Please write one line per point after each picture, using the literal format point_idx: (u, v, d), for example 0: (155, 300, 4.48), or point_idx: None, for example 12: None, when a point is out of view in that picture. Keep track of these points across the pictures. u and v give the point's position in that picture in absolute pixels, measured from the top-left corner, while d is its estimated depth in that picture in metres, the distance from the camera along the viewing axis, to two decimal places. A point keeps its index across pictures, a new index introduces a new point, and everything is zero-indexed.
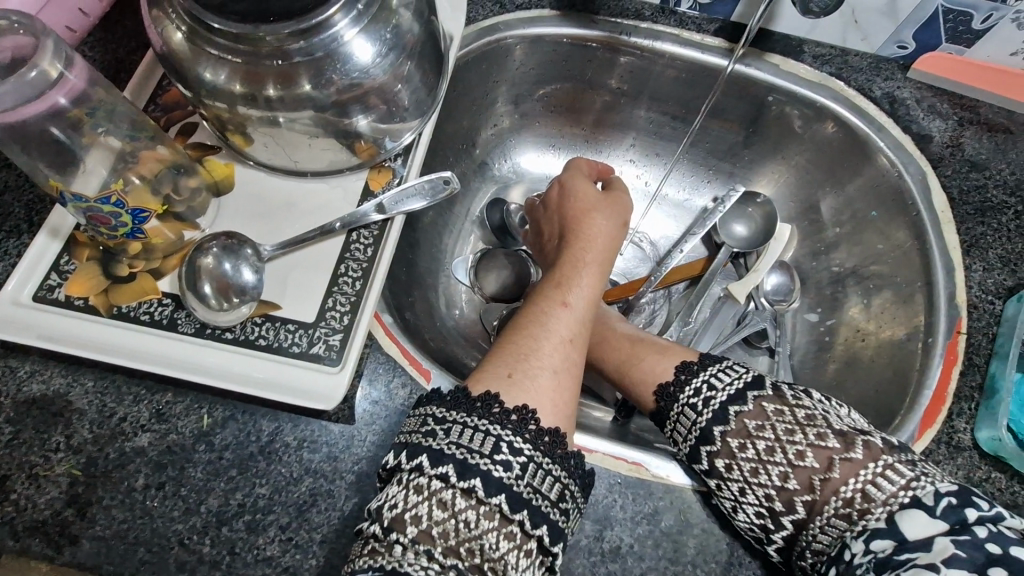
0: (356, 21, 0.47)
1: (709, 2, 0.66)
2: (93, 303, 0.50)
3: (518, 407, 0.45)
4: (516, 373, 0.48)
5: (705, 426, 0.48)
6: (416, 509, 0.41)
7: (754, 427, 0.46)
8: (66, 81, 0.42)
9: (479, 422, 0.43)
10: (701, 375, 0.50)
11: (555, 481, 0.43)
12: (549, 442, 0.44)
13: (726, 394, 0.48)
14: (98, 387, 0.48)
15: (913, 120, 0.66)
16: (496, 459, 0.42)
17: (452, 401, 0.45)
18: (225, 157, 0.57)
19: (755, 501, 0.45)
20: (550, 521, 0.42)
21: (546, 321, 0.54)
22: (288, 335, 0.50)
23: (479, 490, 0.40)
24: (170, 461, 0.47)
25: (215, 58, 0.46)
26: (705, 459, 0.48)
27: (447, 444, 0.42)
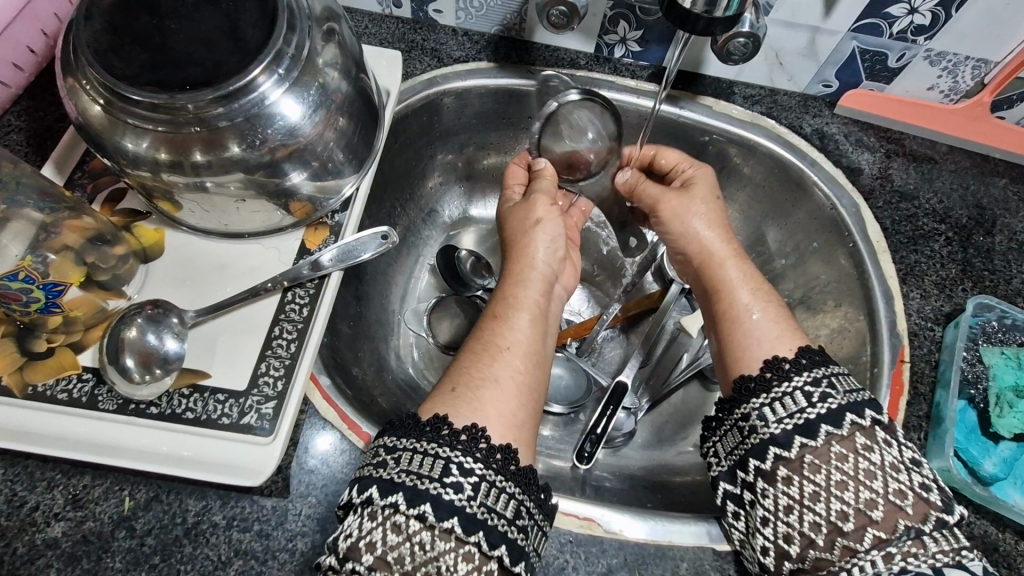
0: (281, 83, 0.47)
1: (640, 49, 0.69)
2: (6, 383, 0.47)
3: (467, 426, 0.43)
4: (462, 387, 0.46)
5: (783, 433, 0.44)
6: (370, 535, 0.39)
7: (837, 455, 0.43)
8: None
9: (428, 447, 0.41)
10: (791, 381, 0.46)
11: (510, 499, 0.41)
12: (501, 459, 0.42)
13: (824, 410, 0.44)
14: (8, 476, 0.45)
15: (842, 154, 0.68)
16: (446, 482, 0.39)
17: (402, 429, 0.43)
18: (155, 222, 0.55)
19: (797, 521, 0.43)
20: (508, 540, 0.40)
21: (487, 337, 0.51)
22: (217, 406, 0.47)
23: (429, 515, 0.38)
24: (85, 552, 0.43)
25: (135, 127, 0.46)
26: (769, 461, 0.44)
27: (397, 473, 0.40)
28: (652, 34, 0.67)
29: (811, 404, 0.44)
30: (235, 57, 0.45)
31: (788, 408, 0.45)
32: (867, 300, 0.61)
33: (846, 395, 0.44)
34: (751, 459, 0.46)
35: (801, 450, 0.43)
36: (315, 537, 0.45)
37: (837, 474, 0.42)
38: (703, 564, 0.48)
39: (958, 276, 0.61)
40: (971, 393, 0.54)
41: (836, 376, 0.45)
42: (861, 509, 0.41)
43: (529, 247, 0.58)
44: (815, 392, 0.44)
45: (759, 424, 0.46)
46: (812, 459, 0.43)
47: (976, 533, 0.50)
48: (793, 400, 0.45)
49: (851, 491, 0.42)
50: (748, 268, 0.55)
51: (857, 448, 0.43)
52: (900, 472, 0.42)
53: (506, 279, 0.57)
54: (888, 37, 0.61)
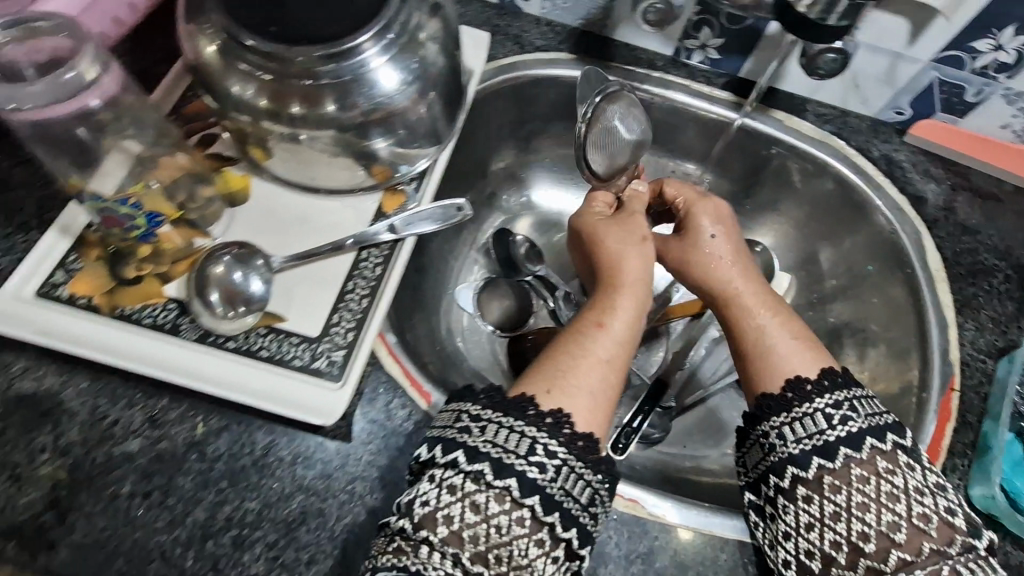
0: (386, 50, 0.49)
1: (719, 57, 0.70)
2: (96, 303, 0.50)
3: (552, 410, 0.44)
4: (556, 388, 0.46)
5: (801, 453, 0.45)
6: (447, 509, 0.40)
7: (860, 477, 0.43)
8: (101, 85, 0.43)
9: (515, 424, 0.42)
10: (816, 401, 0.46)
11: (586, 485, 0.42)
12: (583, 447, 0.43)
13: (843, 432, 0.44)
14: (92, 390, 0.47)
15: (908, 182, 0.69)
16: (532, 460, 0.41)
17: (488, 401, 0.44)
18: (242, 169, 0.58)
19: (818, 539, 0.44)
20: (578, 524, 0.42)
21: (584, 339, 0.50)
22: (291, 348, 0.49)
23: (514, 489, 0.40)
24: (159, 469, 0.46)
25: (245, 73, 0.48)
26: (789, 480, 0.45)
27: (482, 442, 0.41)
28: (734, 44, 0.68)
29: (832, 425, 0.45)
30: (348, 22, 0.48)
31: (806, 429, 0.45)
32: (921, 327, 0.62)
33: (867, 418, 0.45)
34: (772, 474, 0.46)
35: (818, 470, 0.44)
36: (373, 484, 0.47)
37: (858, 496, 0.43)
38: (741, 559, 0.49)
39: (1015, 314, 0.62)
40: (1020, 428, 0.55)
41: (857, 400, 0.46)
42: (882, 531, 0.43)
43: (622, 260, 0.56)
44: (835, 415, 0.45)
45: (777, 443, 0.46)
46: (831, 480, 0.44)
47: (1013, 564, 0.51)
48: (814, 420, 0.46)
49: (873, 513, 0.43)
50: (761, 290, 0.55)
51: (878, 471, 0.44)
52: (925, 495, 0.43)
53: (604, 287, 0.55)
54: (969, 71, 0.62)
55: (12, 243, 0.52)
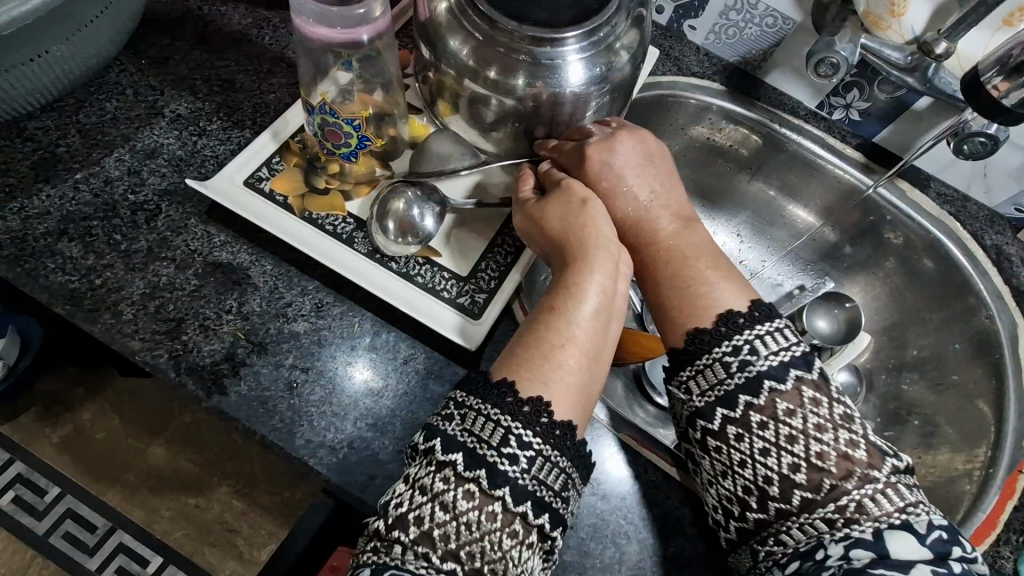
0: (584, 50, 0.57)
1: (859, 119, 0.75)
2: (290, 202, 0.58)
3: (532, 398, 0.46)
4: (535, 368, 0.47)
5: (727, 395, 0.47)
6: (418, 509, 0.42)
7: (783, 413, 0.46)
8: (375, 23, 0.49)
9: (490, 411, 0.44)
10: (746, 335, 0.48)
11: (559, 472, 0.44)
12: (559, 436, 0.45)
13: (749, 374, 0.46)
14: (275, 272, 0.55)
15: (1014, 275, 0.72)
16: (503, 452, 0.43)
17: (470, 386, 0.46)
18: (425, 119, 0.65)
19: (731, 485, 0.47)
20: (550, 509, 0.43)
21: (544, 334, 0.49)
22: (442, 281, 0.56)
23: (482, 481, 0.42)
24: (318, 352, 0.53)
25: (466, 35, 0.56)
26: (709, 425, 0.47)
27: (459, 431, 0.44)
28: (877, 109, 0.73)
29: (738, 370, 0.47)
30: (569, 13, 0.55)
31: (710, 379, 0.48)
32: (999, 409, 0.65)
33: (774, 355, 0.47)
34: (698, 418, 0.48)
35: (745, 409, 0.46)
36: None
37: (761, 442, 0.46)
38: None
39: None
40: None
41: (772, 334, 0.48)
42: (784, 472, 0.45)
43: (580, 232, 0.54)
44: (758, 354, 0.47)
45: (688, 399, 0.49)
46: (741, 427, 0.46)
47: None
48: (719, 368, 0.47)
49: (774, 457, 0.45)
50: (668, 224, 0.56)
51: (780, 413, 0.46)
52: (825, 432, 0.45)
53: (562, 269, 0.54)
54: None
55: (230, 137, 0.62)
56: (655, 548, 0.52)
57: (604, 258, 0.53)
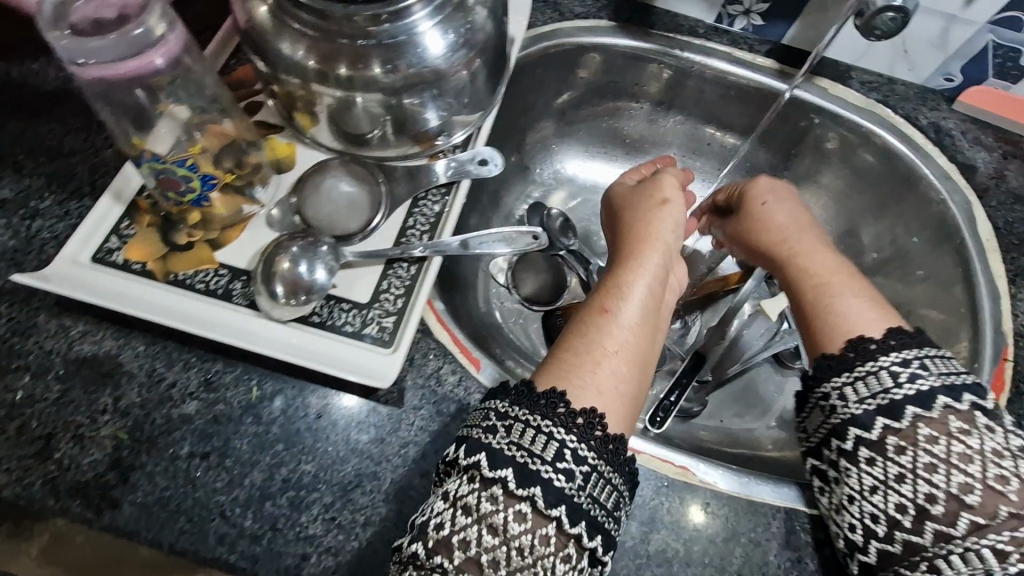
0: (435, 13, 0.49)
1: (763, 24, 0.69)
2: (149, 269, 0.50)
3: (586, 410, 0.44)
4: (576, 376, 0.47)
5: (866, 414, 0.45)
6: (464, 532, 0.40)
7: (926, 436, 0.43)
8: (166, 44, 0.43)
9: (541, 422, 0.42)
10: (891, 354, 0.46)
11: (612, 490, 0.42)
12: (613, 448, 0.43)
13: (910, 391, 0.44)
14: (149, 353, 0.48)
15: (959, 150, 0.67)
16: (558, 468, 0.40)
17: (517, 395, 0.44)
18: (287, 137, 0.57)
19: (858, 513, 0.44)
20: (603, 531, 0.41)
21: (593, 334, 0.50)
22: (342, 315, 0.50)
23: (538, 498, 0.40)
24: (217, 431, 0.46)
25: (295, 32, 0.48)
26: (851, 442, 0.45)
27: (505, 444, 0.41)
28: (779, 9, 0.67)
29: (898, 383, 0.44)
30: None
31: (871, 389, 0.45)
32: (971, 296, 0.61)
33: (939, 376, 0.44)
34: (834, 438, 0.46)
35: (882, 432, 0.44)
36: (426, 447, 0.47)
37: (924, 458, 0.42)
38: (794, 528, 0.48)
39: None
40: None
41: (928, 359, 0.45)
42: (919, 503, 0.42)
43: (650, 230, 0.60)
44: (903, 372, 0.45)
45: (838, 404, 0.46)
46: (897, 441, 0.43)
47: None
48: (881, 377, 0.45)
49: (940, 475, 0.42)
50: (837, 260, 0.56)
51: (950, 431, 0.43)
52: (1003, 459, 0.42)
53: (617, 268, 0.58)
54: None
55: (69, 210, 0.53)
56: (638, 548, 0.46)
57: (660, 257, 0.58)
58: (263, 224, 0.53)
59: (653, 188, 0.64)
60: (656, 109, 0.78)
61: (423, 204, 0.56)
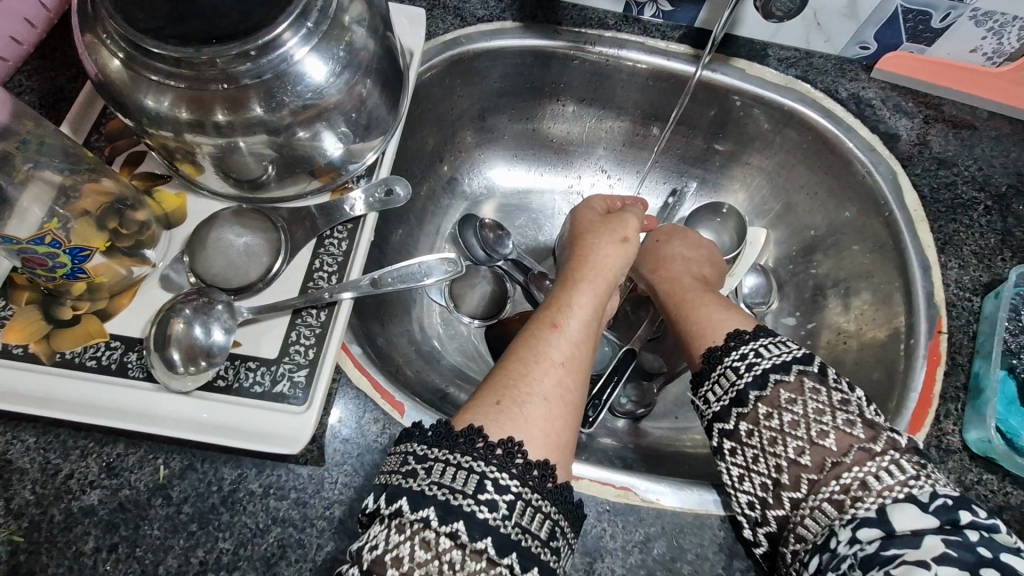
0: (307, 40, 0.44)
1: (672, 10, 0.65)
2: (33, 350, 0.46)
3: (503, 440, 0.40)
4: (506, 401, 0.43)
5: (723, 408, 0.46)
6: (396, 551, 0.35)
7: (767, 412, 0.44)
8: None
9: (462, 459, 0.38)
10: (749, 343, 0.47)
11: (545, 518, 0.38)
12: (538, 476, 0.39)
13: (750, 377, 0.45)
14: (42, 444, 0.45)
15: (880, 120, 0.66)
16: (480, 499, 0.36)
17: (435, 437, 0.39)
18: (176, 187, 0.54)
19: (752, 487, 0.44)
20: (540, 562, 0.37)
21: (538, 345, 0.49)
22: (249, 374, 0.46)
23: (462, 534, 0.35)
24: (123, 520, 0.43)
25: (157, 85, 0.43)
26: (717, 437, 0.46)
27: (427, 485, 0.37)
28: None
29: (740, 375, 0.45)
30: (262, 9, 0.42)
31: (721, 387, 0.46)
32: (902, 268, 0.60)
33: (773, 358, 0.45)
34: (716, 422, 0.46)
35: (738, 420, 0.45)
36: (351, 505, 0.45)
37: (767, 433, 0.43)
38: (740, 534, 0.48)
39: (998, 246, 0.60)
40: (1012, 362, 0.53)
41: (763, 346, 0.46)
42: (793, 458, 0.42)
43: (598, 253, 0.60)
44: (741, 364, 0.46)
45: (701, 406, 0.48)
46: (747, 426, 0.44)
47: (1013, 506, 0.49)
48: (729, 375, 0.46)
49: (781, 445, 0.42)
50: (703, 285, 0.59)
51: (780, 403, 0.43)
52: (824, 415, 0.42)
53: (568, 285, 0.57)
54: None
55: None
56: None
57: (606, 281, 0.57)
58: (156, 286, 0.50)
59: (619, 225, 0.62)
60: (577, 105, 0.76)
61: (329, 243, 0.53)
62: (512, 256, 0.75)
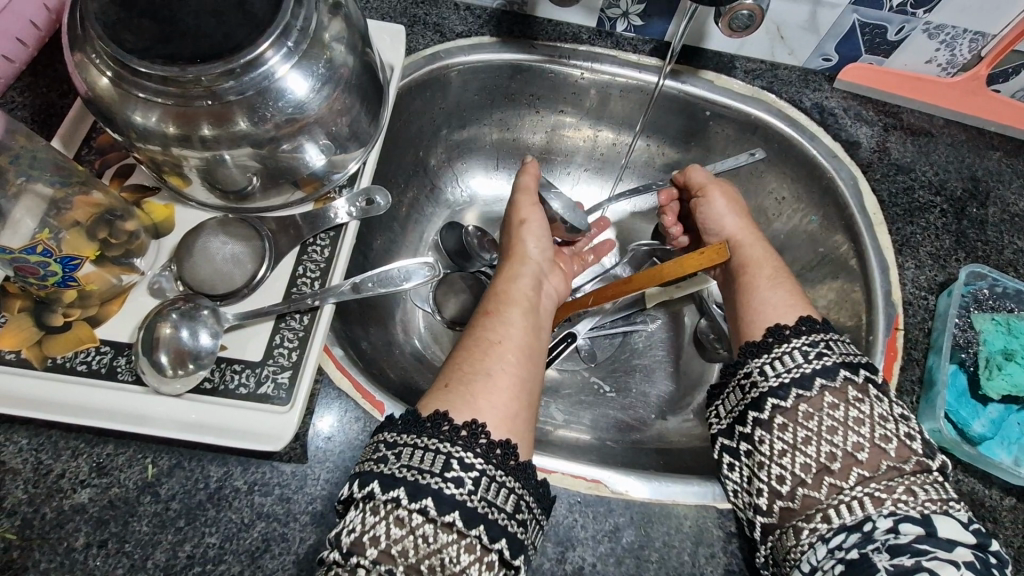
0: (289, 57, 0.47)
1: (643, 24, 0.68)
2: (25, 356, 0.48)
3: (468, 422, 0.44)
4: (453, 384, 0.48)
5: (781, 386, 0.47)
6: (374, 530, 0.40)
7: (830, 403, 0.46)
8: None
9: (429, 442, 0.42)
10: (820, 335, 0.49)
11: (510, 494, 0.42)
12: (500, 454, 0.43)
13: (817, 365, 0.47)
14: (34, 445, 0.46)
15: (841, 128, 0.69)
16: (447, 477, 0.40)
17: (404, 425, 0.44)
18: (164, 198, 0.56)
19: (790, 463, 0.46)
20: (508, 534, 0.41)
21: (481, 335, 0.54)
22: (234, 376, 0.48)
23: (432, 509, 0.39)
24: (113, 516, 0.45)
25: (144, 101, 0.46)
26: (766, 411, 0.47)
27: (398, 468, 0.41)
28: (654, 8, 0.66)
29: (808, 360, 0.47)
30: (244, 31, 0.44)
31: (785, 364, 0.48)
32: (862, 268, 0.63)
33: (840, 354, 0.48)
34: (769, 397, 0.47)
35: (796, 400, 0.47)
36: (334, 500, 0.47)
37: (827, 420, 0.45)
38: (705, 523, 0.50)
39: (952, 247, 0.63)
40: (962, 357, 0.56)
41: (832, 341, 0.49)
42: (848, 450, 0.44)
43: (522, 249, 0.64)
44: (811, 350, 0.48)
45: (759, 378, 0.49)
46: (806, 407, 0.46)
47: (964, 490, 0.53)
48: (793, 358, 0.48)
49: (840, 435, 0.45)
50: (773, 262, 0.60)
51: (848, 398, 0.46)
52: (888, 422, 0.45)
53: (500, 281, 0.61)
54: (888, 10, 0.61)
55: None
56: (556, 569, 0.47)
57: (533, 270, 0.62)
58: (144, 293, 0.52)
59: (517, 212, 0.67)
60: (555, 115, 0.78)
61: (312, 250, 0.55)
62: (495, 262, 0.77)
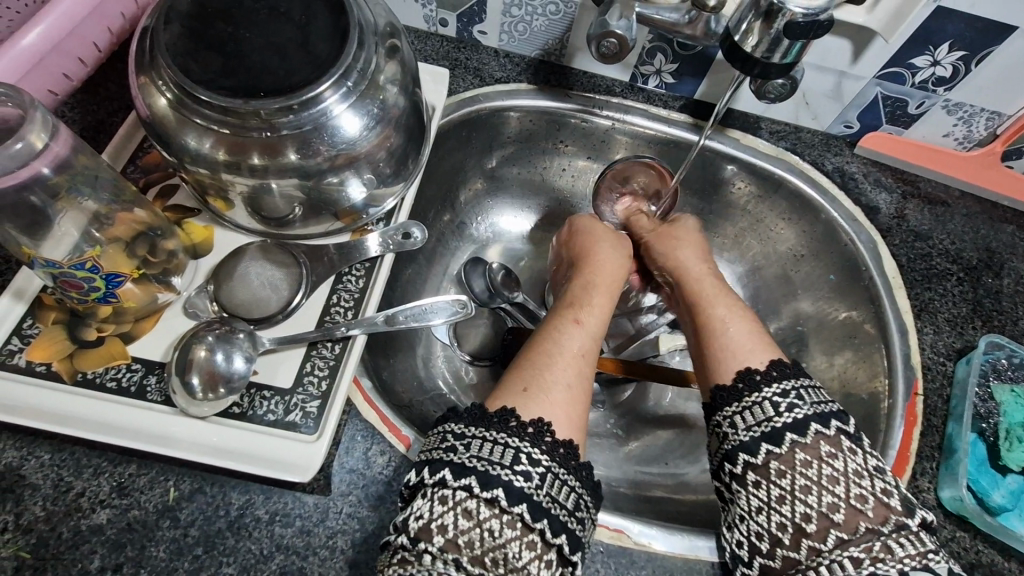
0: (346, 97, 0.48)
1: (674, 82, 0.71)
2: (56, 369, 0.48)
3: (534, 419, 0.46)
4: (532, 388, 0.49)
5: (751, 440, 0.47)
6: (441, 518, 0.41)
7: (800, 461, 0.45)
8: (50, 150, 0.41)
9: (498, 435, 0.44)
10: (791, 382, 0.49)
11: (571, 491, 0.44)
12: (564, 454, 0.45)
13: (790, 419, 0.47)
14: (55, 461, 0.46)
15: (861, 193, 0.71)
16: (517, 470, 0.42)
17: (470, 417, 0.46)
18: (204, 220, 0.57)
19: (766, 521, 0.46)
20: (568, 529, 0.42)
21: (550, 334, 0.55)
22: (264, 402, 0.48)
23: (501, 500, 0.41)
24: (131, 540, 0.44)
25: (200, 128, 0.47)
26: (740, 466, 0.47)
27: (468, 458, 0.42)
28: (687, 68, 0.69)
29: (779, 413, 0.47)
30: (308, 69, 0.46)
31: (757, 417, 0.48)
32: (882, 331, 0.64)
33: (813, 406, 0.47)
34: (740, 452, 0.48)
35: (767, 457, 0.46)
36: (355, 536, 0.47)
37: (801, 479, 0.45)
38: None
39: (968, 314, 0.65)
40: (982, 426, 0.57)
41: (804, 388, 0.48)
42: (823, 511, 0.44)
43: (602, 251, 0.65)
44: (782, 402, 0.48)
45: (731, 432, 0.49)
46: (778, 465, 0.46)
47: (983, 561, 0.53)
48: (765, 409, 0.48)
49: (815, 495, 0.44)
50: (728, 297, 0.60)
51: (821, 454, 0.45)
52: (863, 478, 0.45)
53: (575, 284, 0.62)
54: (910, 86, 0.64)
55: None
56: None
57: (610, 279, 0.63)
58: (180, 313, 0.52)
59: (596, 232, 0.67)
60: (582, 161, 0.80)
61: (347, 280, 0.56)
62: (516, 299, 0.78)
